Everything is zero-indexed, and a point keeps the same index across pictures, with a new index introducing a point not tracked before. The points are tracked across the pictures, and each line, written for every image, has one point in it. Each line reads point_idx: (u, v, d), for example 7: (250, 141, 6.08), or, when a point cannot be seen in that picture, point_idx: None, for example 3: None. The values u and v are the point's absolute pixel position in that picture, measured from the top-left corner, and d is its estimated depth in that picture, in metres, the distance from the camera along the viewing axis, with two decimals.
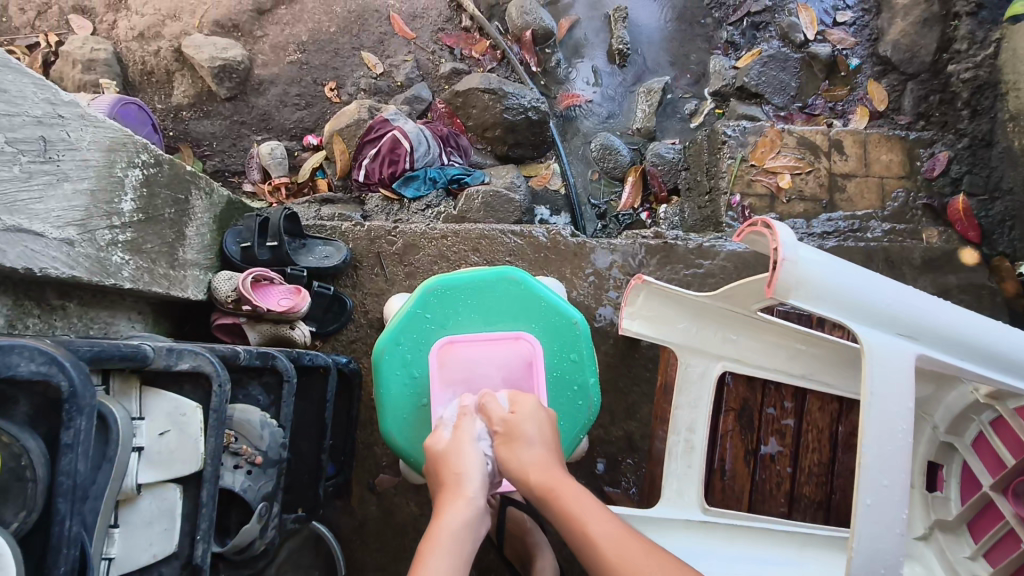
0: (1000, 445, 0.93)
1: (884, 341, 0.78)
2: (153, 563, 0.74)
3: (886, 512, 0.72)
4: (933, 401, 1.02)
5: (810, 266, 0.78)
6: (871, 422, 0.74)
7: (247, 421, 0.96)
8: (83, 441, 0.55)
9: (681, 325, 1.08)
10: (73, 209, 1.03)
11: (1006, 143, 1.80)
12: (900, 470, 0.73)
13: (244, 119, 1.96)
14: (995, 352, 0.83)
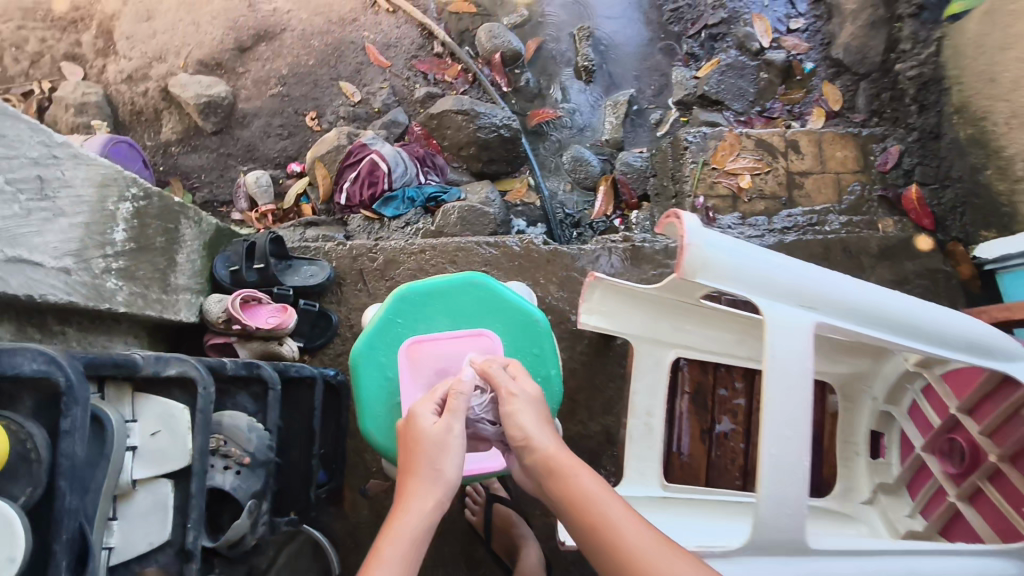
0: (930, 409, 1.02)
1: (789, 314, 0.86)
2: (150, 551, 0.82)
3: (792, 469, 0.80)
4: (872, 374, 1.11)
5: (714, 249, 0.86)
6: (772, 382, 0.83)
7: (235, 425, 1.05)
8: (80, 427, 0.63)
9: (636, 317, 1.15)
10: (69, 241, 1.12)
11: (953, 134, 1.90)
12: (801, 423, 0.82)
13: (230, 151, 2.06)
14: (904, 320, 0.89)
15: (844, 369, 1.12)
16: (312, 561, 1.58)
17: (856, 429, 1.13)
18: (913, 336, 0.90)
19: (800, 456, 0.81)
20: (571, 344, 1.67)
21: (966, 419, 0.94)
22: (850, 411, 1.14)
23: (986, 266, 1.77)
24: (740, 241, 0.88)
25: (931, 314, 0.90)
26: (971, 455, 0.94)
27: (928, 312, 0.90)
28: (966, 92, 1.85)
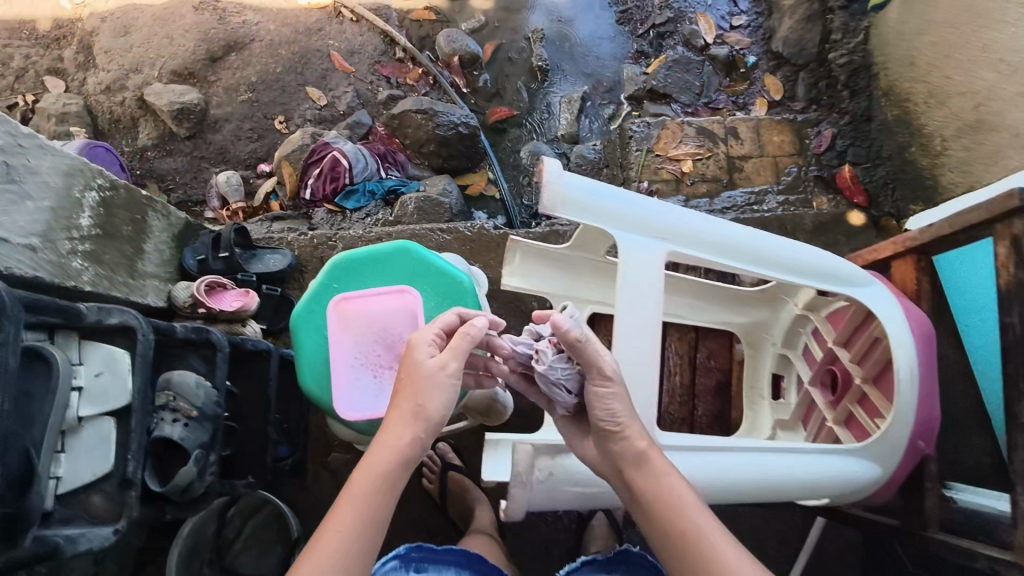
0: (818, 349, 1.13)
1: (641, 247, 0.95)
2: (95, 481, 0.92)
3: (637, 377, 0.91)
4: (771, 322, 1.21)
5: (573, 188, 0.93)
6: (623, 307, 0.93)
7: (184, 382, 1.15)
8: (12, 340, 0.76)
9: (553, 277, 1.25)
10: (35, 223, 1.22)
11: (882, 117, 1.98)
12: (648, 340, 0.92)
13: (203, 154, 2.19)
14: (754, 253, 0.98)
15: (748, 318, 1.22)
16: (278, 534, 1.69)
17: (760, 374, 1.21)
18: (766, 266, 0.98)
19: (647, 367, 0.92)
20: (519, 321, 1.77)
21: (841, 351, 1.04)
22: (753, 358, 1.23)
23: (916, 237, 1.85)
24: (601, 181, 0.95)
25: (782, 245, 0.98)
26: (844, 381, 1.05)
27: (780, 243, 0.99)
28: (893, 76, 1.95)
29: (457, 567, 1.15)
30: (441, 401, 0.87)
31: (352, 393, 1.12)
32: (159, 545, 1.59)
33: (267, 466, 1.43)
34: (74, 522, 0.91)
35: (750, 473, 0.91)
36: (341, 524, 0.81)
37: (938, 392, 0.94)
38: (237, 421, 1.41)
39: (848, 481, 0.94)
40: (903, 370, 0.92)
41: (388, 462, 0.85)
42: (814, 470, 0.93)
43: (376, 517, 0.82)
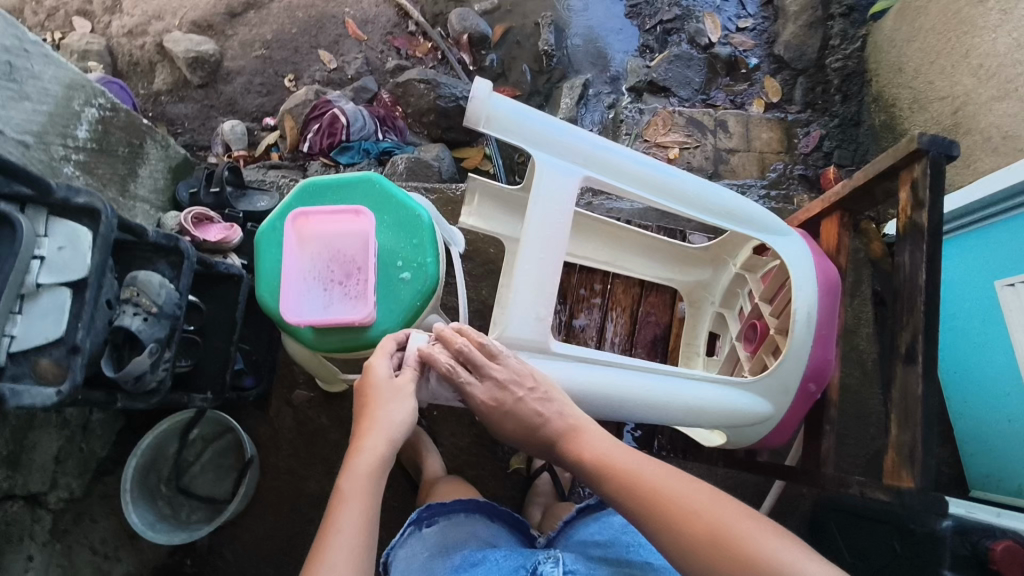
0: (748, 307, 1.27)
1: (558, 168, 1.07)
2: (44, 345, 0.99)
3: (540, 283, 1.05)
4: (712, 282, 1.35)
5: (501, 107, 1.04)
6: (534, 216, 1.05)
7: (148, 281, 1.20)
8: None
9: (507, 221, 1.33)
10: (31, 123, 1.32)
11: (869, 121, 2.10)
12: (553, 248, 1.06)
13: (213, 103, 2.29)
14: (660, 185, 1.12)
15: (690, 277, 1.36)
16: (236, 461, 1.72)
17: (698, 331, 1.37)
18: (668, 197, 1.12)
19: (550, 274, 1.05)
20: (491, 281, 1.81)
21: (762, 307, 1.19)
22: (695, 316, 1.37)
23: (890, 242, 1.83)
24: (529, 105, 1.06)
25: (686, 181, 1.13)
26: (761, 332, 1.19)
27: (684, 178, 1.13)
28: (883, 82, 2.03)
29: (465, 512, 1.20)
30: (401, 414, 0.96)
31: (302, 300, 1.21)
32: (119, 457, 1.64)
33: (225, 384, 1.50)
34: (21, 380, 0.98)
35: (584, 380, 1.06)
36: (345, 532, 0.83)
37: (832, 338, 1.11)
38: (202, 338, 1.48)
39: (738, 410, 1.12)
40: (799, 310, 1.09)
41: (371, 463, 0.90)
42: (650, 388, 1.08)
43: (371, 520, 0.86)
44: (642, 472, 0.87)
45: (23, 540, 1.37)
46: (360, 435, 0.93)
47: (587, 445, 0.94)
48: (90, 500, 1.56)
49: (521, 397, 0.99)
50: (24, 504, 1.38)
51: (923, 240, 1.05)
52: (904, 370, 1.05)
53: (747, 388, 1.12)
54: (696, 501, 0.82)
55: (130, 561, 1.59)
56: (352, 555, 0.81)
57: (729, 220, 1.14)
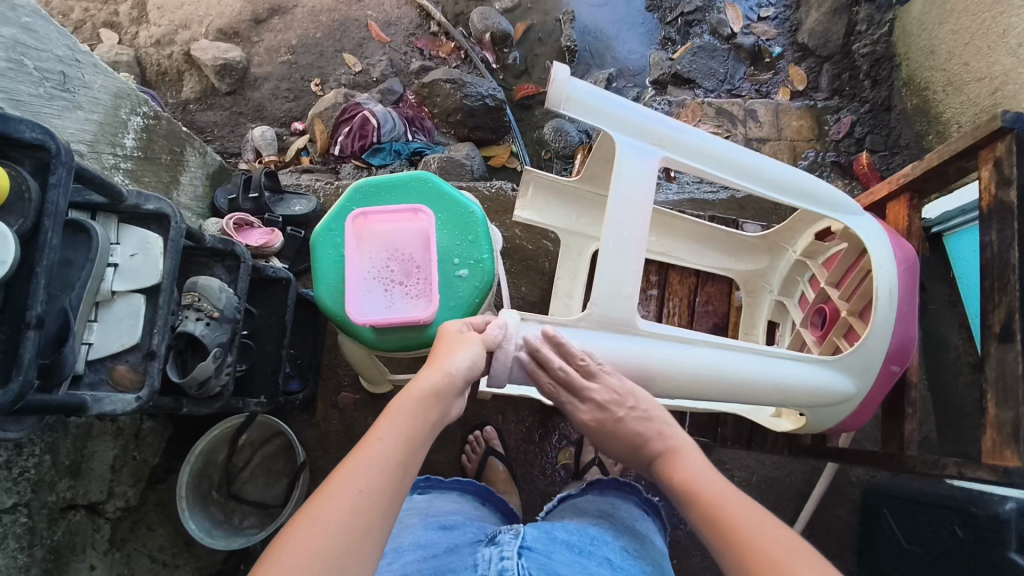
0: (811, 293, 1.32)
1: (635, 146, 1.10)
2: (121, 351, 1.00)
3: (626, 260, 1.06)
4: (769, 271, 1.40)
5: (577, 88, 1.09)
6: (617, 190, 1.08)
7: (209, 285, 1.19)
8: (64, 185, 0.78)
9: (562, 213, 1.40)
10: (85, 132, 1.33)
11: (901, 106, 2.08)
12: (637, 222, 1.07)
13: (241, 110, 2.32)
14: (730, 162, 1.15)
15: (746, 267, 1.41)
16: (285, 466, 1.73)
17: (757, 319, 1.41)
18: (739, 175, 1.16)
19: (635, 250, 1.07)
20: (531, 276, 1.81)
21: (830, 292, 1.24)
22: (753, 304, 1.42)
23: (931, 228, 1.69)
24: (602, 88, 1.11)
25: (761, 162, 1.17)
26: (831, 317, 1.25)
27: (752, 157, 1.17)
28: (913, 66, 2.04)
29: (458, 491, 1.25)
30: (463, 359, 0.90)
31: (364, 300, 1.22)
32: (171, 465, 1.65)
33: (277, 388, 1.50)
34: (99, 387, 0.99)
35: (681, 361, 1.07)
36: (385, 446, 0.76)
37: (914, 314, 1.13)
38: (254, 342, 1.48)
39: (824, 389, 1.13)
40: (882, 286, 1.11)
41: (423, 392, 0.83)
42: (737, 366, 1.09)
43: (412, 443, 0.78)
44: (738, 514, 0.77)
45: (85, 549, 1.38)
46: (423, 371, 0.88)
47: (678, 464, 0.91)
48: (145, 508, 1.56)
49: (621, 417, 0.99)
50: (85, 513, 1.39)
51: (1012, 218, 1.06)
52: (999, 349, 1.07)
53: (831, 365, 1.13)
54: (741, 521, 0.76)
55: (187, 569, 1.59)
56: (388, 468, 0.74)
57: (800, 198, 1.17)
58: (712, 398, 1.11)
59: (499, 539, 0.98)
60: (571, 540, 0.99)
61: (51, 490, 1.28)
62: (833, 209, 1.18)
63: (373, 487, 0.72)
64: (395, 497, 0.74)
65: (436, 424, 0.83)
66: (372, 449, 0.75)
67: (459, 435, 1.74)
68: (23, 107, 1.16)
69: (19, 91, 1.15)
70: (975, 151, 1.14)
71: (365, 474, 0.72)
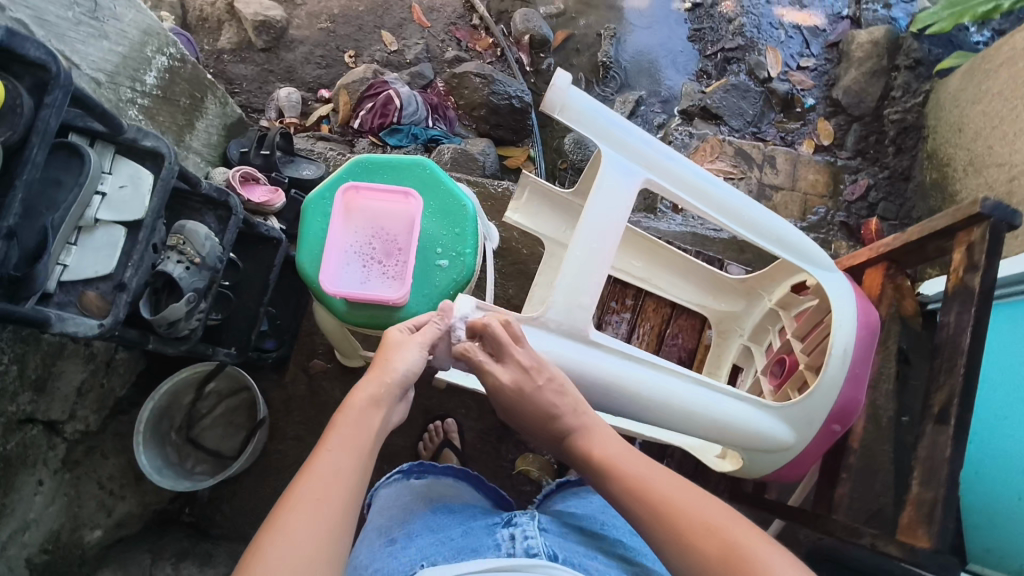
0: (778, 343, 1.33)
1: (621, 164, 1.11)
2: (93, 278, 1.02)
3: (589, 273, 1.08)
4: (745, 315, 1.40)
5: (573, 96, 1.10)
6: (594, 203, 1.09)
7: (195, 231, 1.22)
8: (59, 106, 0.81)
9: (552, 221, 1.41)
10: (106, 63, 1.36)
11: (920, 178, 2.09)
12: (607, 239, 1.09)
13: (272, 68, 2.35)
14: (713, 198, 1.16)
15: (723, 306, 1.41)
16: (246, 422, 1.72)
17: (723, 360, 1.41)
18: (721, 212, 1.16)
19: (599, 266, 1.08)
20: (519, 279, 1.82)
21: (794, 344, 1.24)
22: (722, 345, 1.42)
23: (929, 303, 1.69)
24: (598, 100, 1.12)
25: (745, 203, 1.17)
26: (789, 368, 1.25)
27: (736, 196, 1.17)
28: (938, 140, 2.03)
29: (452, 477, 1.23)
30: (404, 362, 0.92)
31: (339, 271, 1.24)
32: (136, 399, 1.67)
33: (249, 342, 1.52)
34: (66, 308, 1.01)
35: (619, 376, 1.08)
36: (341, 458, 0.77)
37: (864, 379, 1.13)
38: (235, 294, 1.50)
39: (761, 435, 1.13)
40: (837, 346, 1.11)
41: (364, 399, 0.85)
42: (677, 396, 1.10)
43: (361, 450, 0.80)
44: (672, 494, 0.81)
45: (37, 463, 1.39)
46: (372, 374, 0.89)
47: (596, 446, 0.92)
48: (103, 436, 1.59)
49: (541, 387, 0.97)
50: (42, 429, 1.41)
51: (971, 302, 1.07)
52: (933, 430, 1.08)
53: (773, 412, 1.13)
54: (677, 498, 0.80)
55: (132, 502, 1.61)
56: (341, 474, 0.75)
57: (779, 246, 1.18)
58: (647, 421, 1.12)
59: (515, 520, 0.97)
60: (582, 526, 1.03)
61: (12, 401, 1.30)
62: (810, 263, 1.18)
63: (331, 494, 0.73)
64: (356, 502, 0.75)
65: (382, 430, 0.85)
66: (325, 460, 0.76)
67: (420, 421, 1.76)
68: (46, 27, 1.19)
69: (45, 11, 1.19)
70: (951, 234, 1.14)
71: (321, 483, 0.74)
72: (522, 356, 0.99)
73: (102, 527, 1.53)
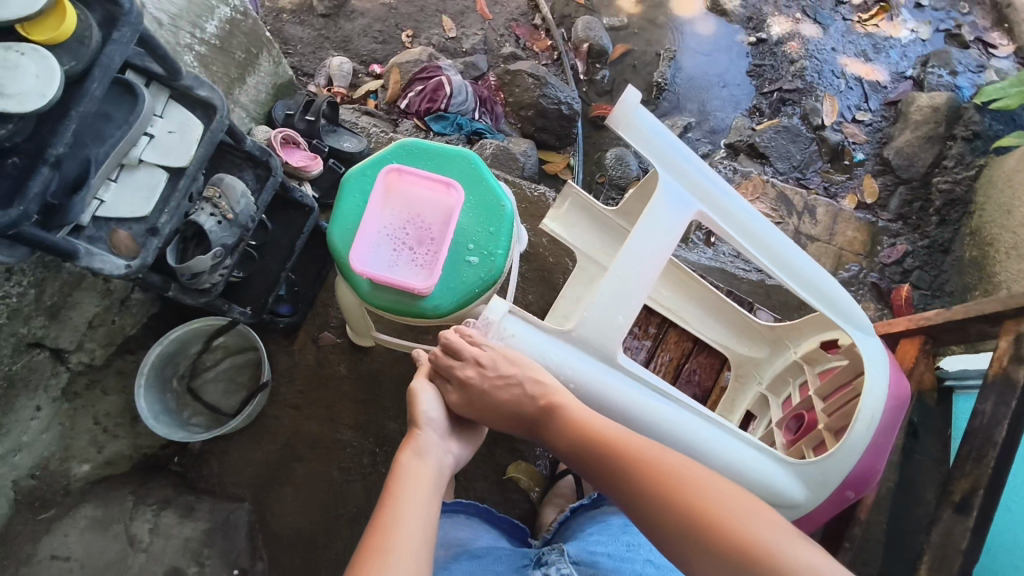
0: (797, 397, 1.30)
1: (675, 192, 1.13)
2: (127, 219, 1.02)
3: (627, 294, 1.10)
4: (766, 362, 1.38)
5: (640, 116, 1.11)
6: (642, 227, 1.11)
7: (232, 187, 1.22)
8: (125, 44, 0.82)
9: (588, 236, 1.39)
10: (169, 5, 1.44)
11: (959, 253, 2.05)
12: (649, 264, 1.10)
13: (329, 36, 2.35)
14: (765, 241, 1.15)
15: (746, 350, 1.39)
16: (248, 381, 1.71)
17: (737, 406, 1.39)
18: (771, 259, 1.15)
19: (637, 291, 1.10)
20: (542, 287, 1.80)
21: (816, 402, 1.22)
22: (738, 390, 1.40)
23: (945, 379, 1.62)
24: (665, 125, 1.13)
25: (794, 252, 1.16)
26: (807, 426, 1.23)
27: (787, 244, 1.16)
28: (984, 218, 1.99)
29: (464, 514, 1.30)
30: (432, 406, 1.11)
31: (369, 252, 1.23)
32: (146, 340, 1.64)
33: (265, 305, 1.51)
34: (96, 245, 1.00)
35: (636, 404, 1.10)
36: (402, 505, 0.91)
37: (885, 451, 1.12)
38: (259, 255, 1.50)
39: (773, 489, 1.11)
40: (863, 412, 1.09)
41: (407, 453, 1.01)
42: (694, 436, 1.09)
43: (419, 491, 0.95)
44: (650, 453, 0.96)
45: (37, 389, 1.41)
46: (413, 433, 1.07)
47: (573, 414, 1.04)
48: (106, 371, 1.56)
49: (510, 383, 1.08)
50: (48, 356, 1.42)
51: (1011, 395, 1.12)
52: (950, 517, 1.11)
53: (789, 467, 1.11)
54: (656, 455, 0.95)
55: (124, 442, 1.58)
56: (416, 516, 0.90)
57: (823, 302, 1.16)
58: None
59: (545, 560, 1.12)
60: (607, 553, 1.10)
61: (25, 323, 1.31)
62: (849, 322, 1.16)
63: (408, 539, 0.87)
64: (428, 542, 0.88)
65: (436, 474, 1.00)
66: (399, 505, 0.91)
67: None
68: None
69: None
70: (999, 319, 1.16)
71: (399, 528, 0.88)
72: (480, 353, 1.11)
73: (91, 462, 1.53)
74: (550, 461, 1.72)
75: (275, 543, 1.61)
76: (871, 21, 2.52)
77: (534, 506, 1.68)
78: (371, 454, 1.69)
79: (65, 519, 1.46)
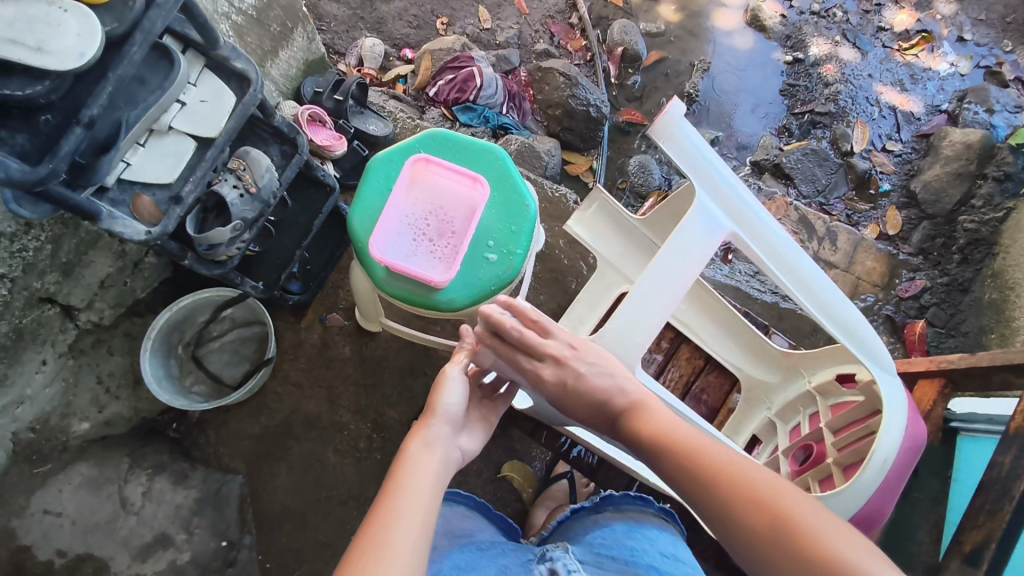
0: (807, 427, 1.29)
1: (709, 210, 1.15)
2: (152, 184, 1.01)
3: (655, 303, 1.13)
4: (776, 388, 1.37)
5: (683, 129, 1.14)
6: (672, 242, 1.13)
7: (258, 161, 1.21)
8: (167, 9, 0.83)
9: (611, 243, 1.38)
10: None
11: (978, 293, 2.01)
12: (679, 278, 1.13)
13: (363, 15, 2.32)
14: (793, 266, 1.16)
15: (757, 374, 1.38)
16: (253, 355, 1.71)
17: (743, 429, 1.39)
18: (796, 284, 1.15)
19: (669, 301, 1.13)
20: (556, 288, 1.79)
21: (828, 435, 1.20)
22: (745, 414, 1.39)
23: (951, 420, 1.57)
24: (706, 141, 1.16)
25: (824, 280, 1.16)
26: (814, 458, 1.22)
27: (814, 273, 1.16)
28: (1008, 262, 1.95)
29: (463, 505, 1.30)
30: (454, 399, 1.08)
31: (389, 241, 1.22)
32: (155, 305, 1.63)
33: (277, 282, 1.51)
34: (119, 208, 1.00)
35: None
36: (403, 495, 0.89)
37: (897, 492, 1.10)
38: (276, 231, 1.49)
39: None
40: (878, 452, 1.07)
41: (417, 444, 0.99)
42: None
43: (422, 484, 0.92)
44: (714, 454, 0.93)
45: (45, 343, 1.41)
46: (427, 420, 1.05)
47: (650, 417, 1.02)
48: (114, 332, 1.56)
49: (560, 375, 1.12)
50: (58, 312, 1.41)
51: None
52: (956, 567, 1.12)
53: None
54: (718, 456, 0.92)
55: (125, 404, 1.57)
56: (415, 511, 0.87)
57: (846, 335, 1.15)
58: None
59: (550, 555, 1.10)
60: (613, 556, 1.10)
61: (39, 278, 1.31)
62: (866, 355, 1.15)
63: (404, 532, 0.84)
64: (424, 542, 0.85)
65: (444, 467, 0.97)
66: (403, 499, 0.89)
67: (422, 401, 1.73)
68: None
69: None
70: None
71: (401, 521, 0.85)
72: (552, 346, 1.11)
73: (90, 421, 1.52)
74: (546, 464, 1.71)
75: (264, 518, 1.61)
76: (912, 50, 2.48)
77: (525, 506, 1.67)
78: (369, 440, 1.69)
79: (60, 475, 1.46)
